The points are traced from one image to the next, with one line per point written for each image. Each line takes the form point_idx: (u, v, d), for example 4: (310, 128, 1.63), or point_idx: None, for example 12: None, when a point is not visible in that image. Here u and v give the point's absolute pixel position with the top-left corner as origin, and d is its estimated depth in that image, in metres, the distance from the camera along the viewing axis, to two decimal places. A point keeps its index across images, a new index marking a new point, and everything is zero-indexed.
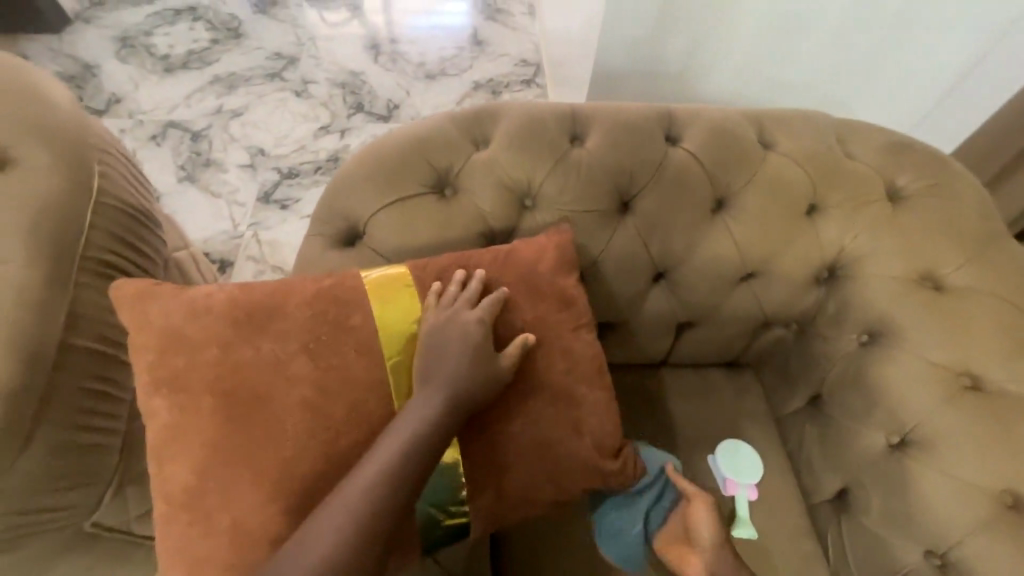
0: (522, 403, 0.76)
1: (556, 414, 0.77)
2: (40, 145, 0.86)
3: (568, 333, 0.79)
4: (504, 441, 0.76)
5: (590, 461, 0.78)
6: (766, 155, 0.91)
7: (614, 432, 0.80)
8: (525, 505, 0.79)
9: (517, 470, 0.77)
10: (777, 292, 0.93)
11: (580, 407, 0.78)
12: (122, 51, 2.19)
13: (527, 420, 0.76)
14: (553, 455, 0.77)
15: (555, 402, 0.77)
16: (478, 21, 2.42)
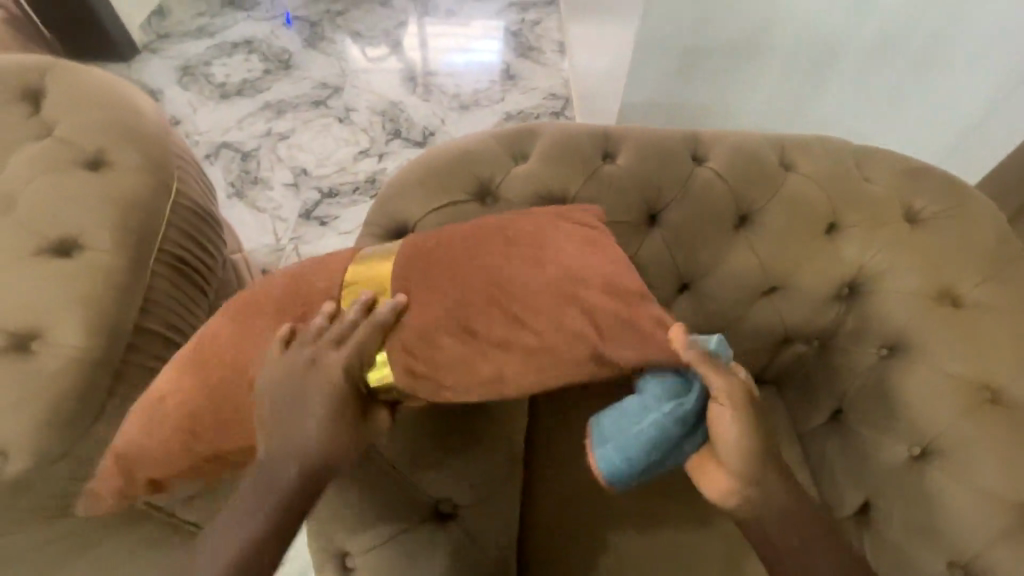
0: (486, 246, 0.71)
1: (523, 253, 0.70)
2: (132, 151, 0.97)
3: (551, 214, 0.76)
4: (465, 277, 0.69)
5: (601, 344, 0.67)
6: (786, 176, 0.96)
7: (605, 276, 0.69)
8: (497, 349, 0.66)
9: (524, 376, 0.66)
10: (798, 305, 0.97)
11: (550, 249, 0.71)
12: (183, 79, 2.39)
13: (501, 262, 0.70)
14: (521, 287, 0.68)
15: (549, 282, 0.68)
16: (511, 57, 2.57)
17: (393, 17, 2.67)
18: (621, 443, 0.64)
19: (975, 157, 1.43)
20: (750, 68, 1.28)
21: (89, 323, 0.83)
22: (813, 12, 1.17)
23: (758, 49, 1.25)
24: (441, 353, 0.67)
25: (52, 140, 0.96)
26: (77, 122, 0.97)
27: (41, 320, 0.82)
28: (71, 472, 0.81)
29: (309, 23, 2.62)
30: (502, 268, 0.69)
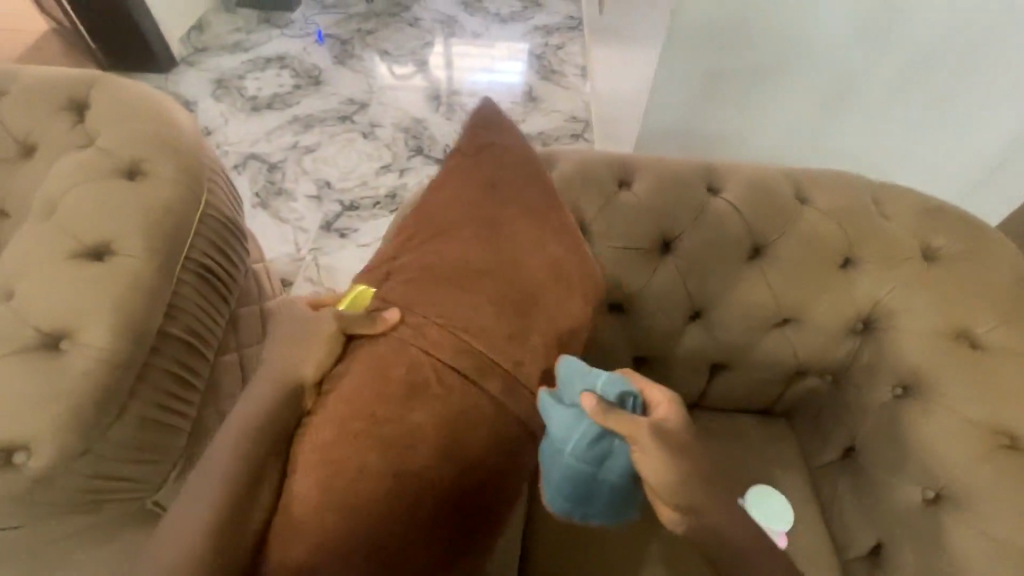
0: None
1: None
2: (167, 163, 1.01)
3: None
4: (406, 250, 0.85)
5: (560, 234, 0.81)
6: (802, 209, 0.97)
7: None
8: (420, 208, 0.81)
9: (452, 201, 0.78)
10: (812, 339, 0.97)
11: None
12: (217, 91, 2.48)
13: None
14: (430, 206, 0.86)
15: (477, 232, 0.75)
16: (533, 79, 2.62)
17: (421, 38, 2.76)
18: (550, 490, 0.63)
19: (1001, 196, 1.41)
20: (772, 100, 1.29)
21: (115, 326, 0.86)
22: (836, 47, 1.18)
23: (780, 82, 1.26)
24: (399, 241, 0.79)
25: (94, 149, 1.01)
26: (118, 133, 1.02)
27: (71, 320, 0.86)
28: (88, 470, 0.83)
29: (340, 42, 2.71)
30: None
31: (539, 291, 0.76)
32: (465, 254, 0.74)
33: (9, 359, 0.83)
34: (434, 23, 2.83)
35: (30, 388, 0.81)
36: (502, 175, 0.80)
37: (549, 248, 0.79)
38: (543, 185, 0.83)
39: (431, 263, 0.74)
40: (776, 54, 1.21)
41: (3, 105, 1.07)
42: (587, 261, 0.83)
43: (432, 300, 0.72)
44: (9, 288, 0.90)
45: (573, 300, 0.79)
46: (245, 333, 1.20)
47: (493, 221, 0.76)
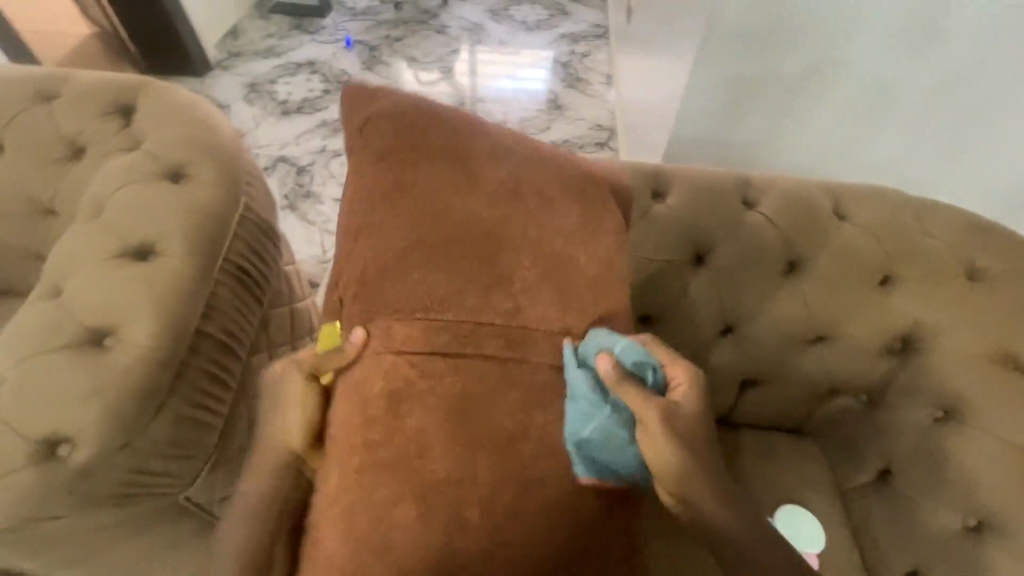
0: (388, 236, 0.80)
1: None
2: (208, 167, 1.04)
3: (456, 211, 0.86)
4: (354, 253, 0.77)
5: (496, 150, 0.73)
6: (839, 224, 0.95)
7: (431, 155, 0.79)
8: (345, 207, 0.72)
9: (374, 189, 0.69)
10: (847, 357, 0.95)
11: None
12: (249, 95, 2.54)
13: None
14: None
15: (418, 208, 0.67)
16: (558, 87, 2.63)
17: (448, 45, 2.79)
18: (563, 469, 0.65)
19: None
20: (798, 115, 1.21)
21: (157, 325, 0.88)
22: (866, 58, 1.10)
23: (805, 94, 1.18)
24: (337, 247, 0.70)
25: (139, 151, 1.05)
26: (162, 137, 1.06)
27: (116, 317, 0.88)
28: (127, 464, 0.85)
29: (369, 48, 2.76)
30: None
31: (498, 224, 0.68)
32: (401, 233, 0.66)
33: (56, 353, 0.85)
34: (461, 30, 2.87)
35: (76, 382, 0.83)
36: (405, 136, 0.70)
37: (488, 176, 0.70)
38: (449, 116, 0.73)
39: (370, 263, 0.65)
40: (801, 66, 1.13)
41: (54, 107, 1.11)
42: (548, 164, 0.75)
43: (389, 299, 0.64)
44: (58, 284, 0.94)
45: (544, 210, 0.71)
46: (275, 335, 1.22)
47: (413, 188, 0.68)
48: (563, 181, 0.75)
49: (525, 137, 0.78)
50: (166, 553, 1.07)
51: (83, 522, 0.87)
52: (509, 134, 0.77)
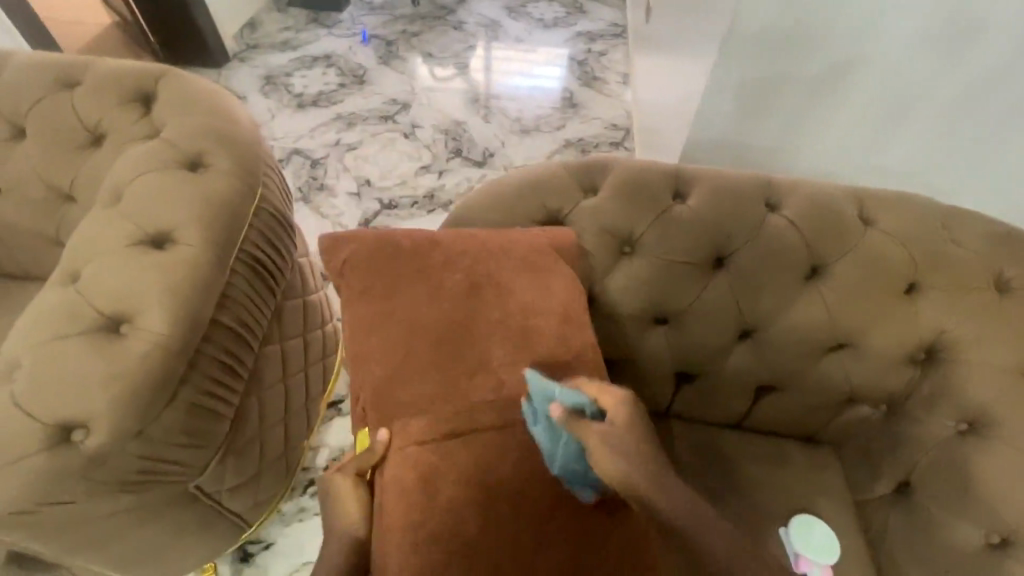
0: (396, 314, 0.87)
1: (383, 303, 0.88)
2: (226, 157, 1.04)
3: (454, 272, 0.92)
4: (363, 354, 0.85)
5: (449, 256, 0.84)
6: (866, 230, 0.93)
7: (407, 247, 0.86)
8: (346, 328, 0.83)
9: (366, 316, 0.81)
10: (868, 367, 0.93)
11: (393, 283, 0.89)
12: (265, 87, 2.55)
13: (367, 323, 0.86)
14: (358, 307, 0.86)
15: (406, 323, 0.80)
16: (574, 85, 2.61)
17: (464, 41, 2.78)
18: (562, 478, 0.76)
19: None
20: (820, 117, 1.17)
21: (173, 313, 0.88)
22: (895, 62, 1.06)
23: (829, 95, 1.13)
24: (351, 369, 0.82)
25: (159, 140, 1.05)
26: (181, 126, 1.06)
27: (132, 305, 0.88)
28: (138, 450, 0.85)
29: (385, 43, 2.75)
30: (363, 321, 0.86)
31: (475, 314, 0.81)
32: (391, 352, 0.79)
33: (73, 339, 0.86)
34: (478, 27, 2.85)
35: (92, 369, 0.83)
36: (376, 273, 0.82)
37: (447, 282, 0.82)
38: (406, 243, 0.84)
39: (373, 382, 0.79)
40: (829, 63, 1.08)
41: (75, 94, 1.11)
42: (496, 253, 0.86)
43: (395, 407, 0.77)
44: (76, 271, 0.94)
45: (504, 294, 0.83)
46: (288, 326, 1.22)
47: (389, 313, 0.80)
48: (513, 264, 0.85)
49: (470, 235, 0.88)
50: (175, 540, 1.08)
51: (95, 508, 0.87)
52: (460, 236, 0.87)
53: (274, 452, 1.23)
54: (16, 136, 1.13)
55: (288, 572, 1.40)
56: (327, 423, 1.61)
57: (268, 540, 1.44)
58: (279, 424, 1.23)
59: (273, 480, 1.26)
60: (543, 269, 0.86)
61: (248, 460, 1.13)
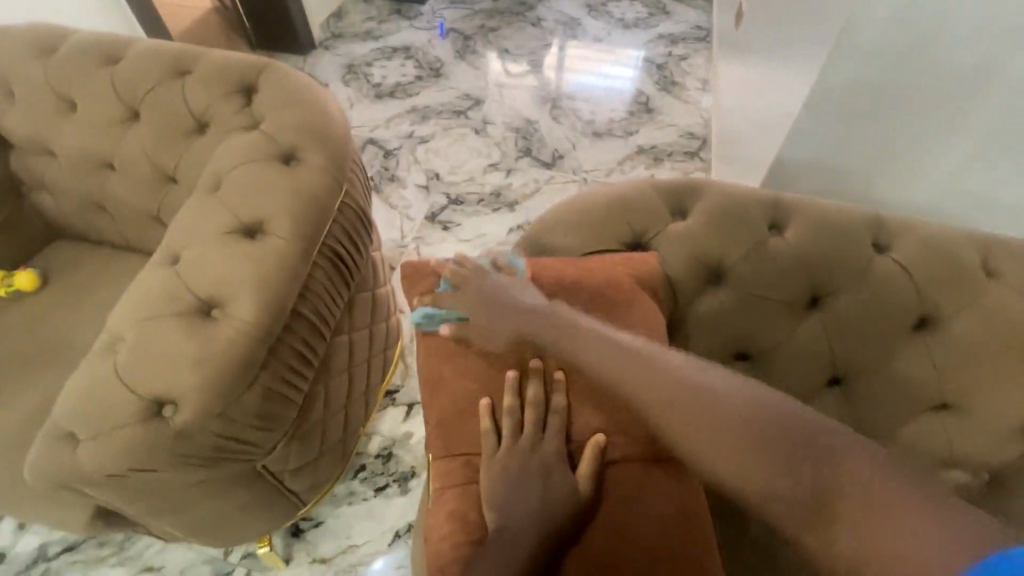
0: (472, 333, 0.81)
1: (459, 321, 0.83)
2: (319, 153, 1.07)
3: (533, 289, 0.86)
4: (437, 378, 0.80)
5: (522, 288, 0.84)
6: (989, 283, 0.84)
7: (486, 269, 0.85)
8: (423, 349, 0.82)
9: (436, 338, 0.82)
10: (975, 433, 0.85)
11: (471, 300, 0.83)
12: (346, 76, 2.62)
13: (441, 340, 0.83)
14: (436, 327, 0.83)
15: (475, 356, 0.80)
16: (651, 88, 2.53)
17: (541, 38, 2.75)
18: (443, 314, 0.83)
19: None
20: (930, 139, 1.03)
21: (261, 301, 0.92)
22: None
23: (941, 119, 1.00)
24: (432, 399, 0.79)
25: (257, 132, 1.09)
26: (279, 120, 1.10)
27: (224, 291, 0.93)
28: (219, 430, 0.90)
29: (463, 37, 2.77)
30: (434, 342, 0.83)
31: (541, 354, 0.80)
32: (465, 383, 0.78)
33: (170, 319, 0.91)
34: (556, 24, 2.82)
35: (183, 350, 0.88)
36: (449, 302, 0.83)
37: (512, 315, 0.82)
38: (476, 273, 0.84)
39: (442, 410, 0.78)
40: (950, 80, 0.95)
41: (185, 83, 1.18)
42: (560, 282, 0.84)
43: (466, 435, 0.77)
44: (175, 253, 1.00)
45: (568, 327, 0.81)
46: (358, 319, 1.25)
47: (460, 343, 0.81)
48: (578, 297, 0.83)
49: (544, 263, 0.87)
50: (239, 513, 1.13)
51: (176, 478, 0.92)
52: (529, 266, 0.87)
53: (334, 437, 1.27)
54: (130, 119, 1.21)
55: (334, 552, 1.45)
56: (381, 411, 1.65)
57: (318, 519, 1.49)
58: (341, 412, 1.27)
59: (330, 465, 1.30)
60: (614, 300, 0.83)
61: (311, 444, 1.18)
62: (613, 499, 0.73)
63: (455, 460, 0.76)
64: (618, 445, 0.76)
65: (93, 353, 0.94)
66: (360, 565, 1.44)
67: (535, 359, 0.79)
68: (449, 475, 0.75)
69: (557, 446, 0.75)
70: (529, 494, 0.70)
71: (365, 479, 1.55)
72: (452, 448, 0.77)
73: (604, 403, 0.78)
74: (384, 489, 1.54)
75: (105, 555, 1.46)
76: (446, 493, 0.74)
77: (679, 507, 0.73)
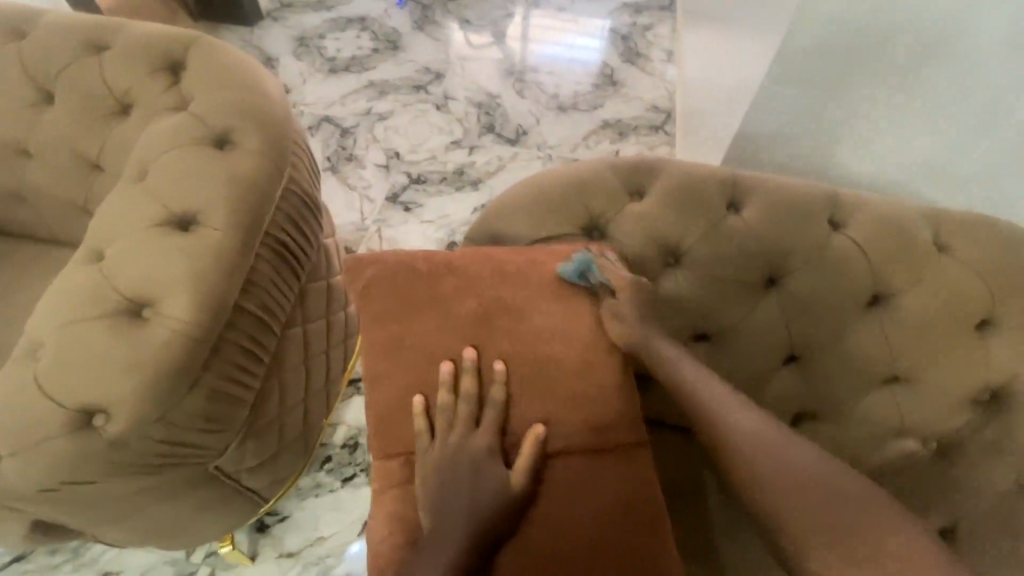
0: (420, 329, 0.78)
1: (406, 317, 0.78)
2: (257, 135, 1.00)
3: (484, 276, 0.80)
4: (371, 377, 0.78)
5: (467, 280, 0.80)
6: (939, 258, 0.86)
7: (437, 260, 0.81)
8: (367, 348, 0.79)
9: (380, 335, 0.78)
10: (925, 405, 0.86)
11: (419, 293, 0.79)
12: (298, 49, 2.47)
13: (384, 335, 0.78)
14: (382, 327, 0.78)
15: (423, 352, 0.77)
16: (615, 60, 2.47)
17: (502, 8, 2.64)
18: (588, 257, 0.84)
19: None
20: (888, 116, 1.02)
21: (195, 297, 0.86)
22: (968, 85, 0.94)
23: (890, 97, 0.99)
24: (370, 398, 0.78)
25: (185, 113, 1.01)
26: (211, 100, 1.01)
27: (154, 288, 0.86)
28: (159, 435, 0.84)
29: (421, 6, 2.64)
30: (375, 338, 0.79)
31: (491, 345, 0.77)
32: (413, 380, 0.76)
33: (95, 322, 0.85)
34: None
35: (111, 354, 0.82)
36: (391, 297, 0.79)
37: (461, 307, 0.78)
38: (422, 265, 0.81)
39: (379, 409, 0.77)
40: (912, 53, 0.93)
41: (105, 60, 1.07)
42: (514, 272, 0.81)
43: (400, 436, 0.76)
44: (101, 248, 0.92)
45: (518, 317, 0.78)
46: (312, 310, 1.19)
47: (405, 336, 0.77)
48: (531, 286, 0.80)
49: (490, 251, 0.83)
50: (193, 518, 1.09)
51: (113, 488, 0.87)
52: (474, 255, 0.82)
53: (293, 432, 1.22)
54: (46, 100, 1.10)
55: (301, 545, 1.42)
56: (346, 401, 1.61)
57: (283, 513, 1.46)
58: (299, 407, 1.22)
59: (290, 460, 1.26)
60: (567, 287, 0.80)
61: (267, 442, 1.13)
62: (565, 493, 0.72)
63: (393, 461, 0.75)
64: (560, 435, 0.74)
65: (12, 360, 0.87)
66: (329, 556, 1.41)
67: (473, 348, 0.76)
68: (388, 478, 0.75)
69: (504, 443, 0.73)
70: (482, 491, 0.69)
71: (331, 470, 1.51)
72: (388, 450, 0.76)
73: (543, 392, 0.75)
74: (352, 479, 1.51)
75: (58, 562, 1.40)
76: (390, 494, 0.75)
77: (630, 495, 0.74)
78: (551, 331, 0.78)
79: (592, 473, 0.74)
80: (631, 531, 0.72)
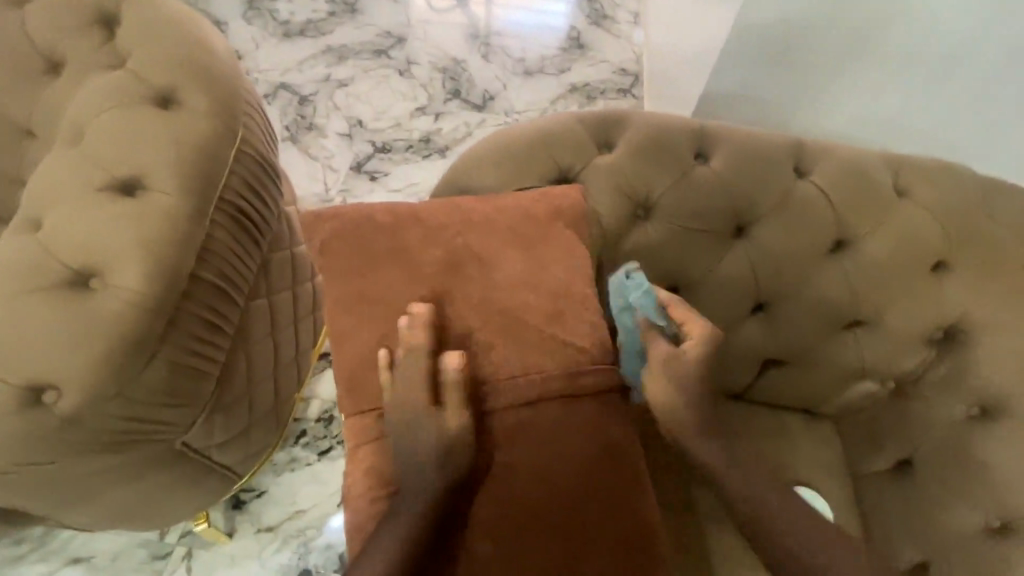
0: (388, 288, 0.76)
1: (373, 276, 0.76)
2: (203, 93, 0.93)
3: (453, 231, 0.78)
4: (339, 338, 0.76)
5: (435, 236, 0.78)
6: (898, 201, 0.88)
7: (402, 217, 0.79)
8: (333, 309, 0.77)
9: (348, 296, 0.76)
10: (883, 345, 0.90)
11: (385, 251, 0.77)
12: (248, 12, 2.32)
13: (351, 295, 0.76)
14: (348, 287, 0.76)
15: (393, 310, 0.75)
16: (581, 23, 2.40)
17: None
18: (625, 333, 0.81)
19: None
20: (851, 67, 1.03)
21: (147, 266, 0.81)
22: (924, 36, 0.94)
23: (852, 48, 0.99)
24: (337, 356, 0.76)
25: (123, 71, 0.94)
26: (151, 56, 0.94)
27: (101, 258, 0.81)
28: (118, 411, 0.81)
29: None
30: (342, 300, 0.76)
31: (462, 301, 0.76)
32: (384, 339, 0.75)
33: (39, 296, 0.80)
34: None
35: (59, 328, 0.78)
36: (355, 256, 0.76)
37: (430, 264, 0.77)
38: (387, 221, 0.78)
39: (350, 369, 0.75)
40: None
41: (30, 15, 0.98)
42: (483, 227, 0.79)
43: (371, 392, 0.75)
44: (40, 218, 0.86)
45: (489, 272, 0.77)
46: (276, 279, 1.15)
47: (373, 296, 0.76)
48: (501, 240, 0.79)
49: (457, 204, 0.80)
50: (165, 496, 1.06)
51: (75, 467, 0.84)
52: (440, 210, 0.80)
53: (264, 406, 1.20)
54: None
55: (280, 519, 1.41)
56: (317, 374, 1.57)
57: (259, 489, 1.44)
58: (269, 380, 1.19)
59: (263, 434, 1.23)
60: (536, 240, 0.79)
61: (238, 416, 1.10)
62: (541, 441, 0.73)
63: (366, 417, 0.75)
64: (537, 384, 0.74)
65: None
66: (309, 528, 1.41)
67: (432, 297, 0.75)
68: (362, 435, 0.75)
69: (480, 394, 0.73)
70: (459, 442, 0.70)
71: (306, 444, 1.49)
72: (359, 406, 0.75)
73: (515, 346, 0.75)
74: (328, 453, 1.49)
75: (24, 552, 1.35)
76: (367, 451, 0.75)
77: (608, 441, 0.75)
78: (523, 284, 0.77)
79: (569, 422, 0.74)
80: (608, 476, 0.74)
